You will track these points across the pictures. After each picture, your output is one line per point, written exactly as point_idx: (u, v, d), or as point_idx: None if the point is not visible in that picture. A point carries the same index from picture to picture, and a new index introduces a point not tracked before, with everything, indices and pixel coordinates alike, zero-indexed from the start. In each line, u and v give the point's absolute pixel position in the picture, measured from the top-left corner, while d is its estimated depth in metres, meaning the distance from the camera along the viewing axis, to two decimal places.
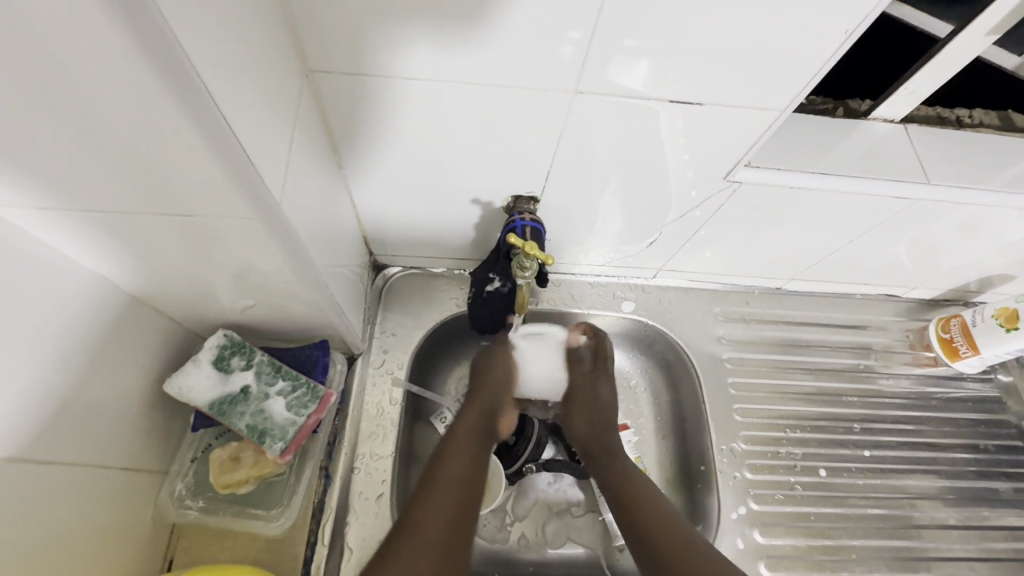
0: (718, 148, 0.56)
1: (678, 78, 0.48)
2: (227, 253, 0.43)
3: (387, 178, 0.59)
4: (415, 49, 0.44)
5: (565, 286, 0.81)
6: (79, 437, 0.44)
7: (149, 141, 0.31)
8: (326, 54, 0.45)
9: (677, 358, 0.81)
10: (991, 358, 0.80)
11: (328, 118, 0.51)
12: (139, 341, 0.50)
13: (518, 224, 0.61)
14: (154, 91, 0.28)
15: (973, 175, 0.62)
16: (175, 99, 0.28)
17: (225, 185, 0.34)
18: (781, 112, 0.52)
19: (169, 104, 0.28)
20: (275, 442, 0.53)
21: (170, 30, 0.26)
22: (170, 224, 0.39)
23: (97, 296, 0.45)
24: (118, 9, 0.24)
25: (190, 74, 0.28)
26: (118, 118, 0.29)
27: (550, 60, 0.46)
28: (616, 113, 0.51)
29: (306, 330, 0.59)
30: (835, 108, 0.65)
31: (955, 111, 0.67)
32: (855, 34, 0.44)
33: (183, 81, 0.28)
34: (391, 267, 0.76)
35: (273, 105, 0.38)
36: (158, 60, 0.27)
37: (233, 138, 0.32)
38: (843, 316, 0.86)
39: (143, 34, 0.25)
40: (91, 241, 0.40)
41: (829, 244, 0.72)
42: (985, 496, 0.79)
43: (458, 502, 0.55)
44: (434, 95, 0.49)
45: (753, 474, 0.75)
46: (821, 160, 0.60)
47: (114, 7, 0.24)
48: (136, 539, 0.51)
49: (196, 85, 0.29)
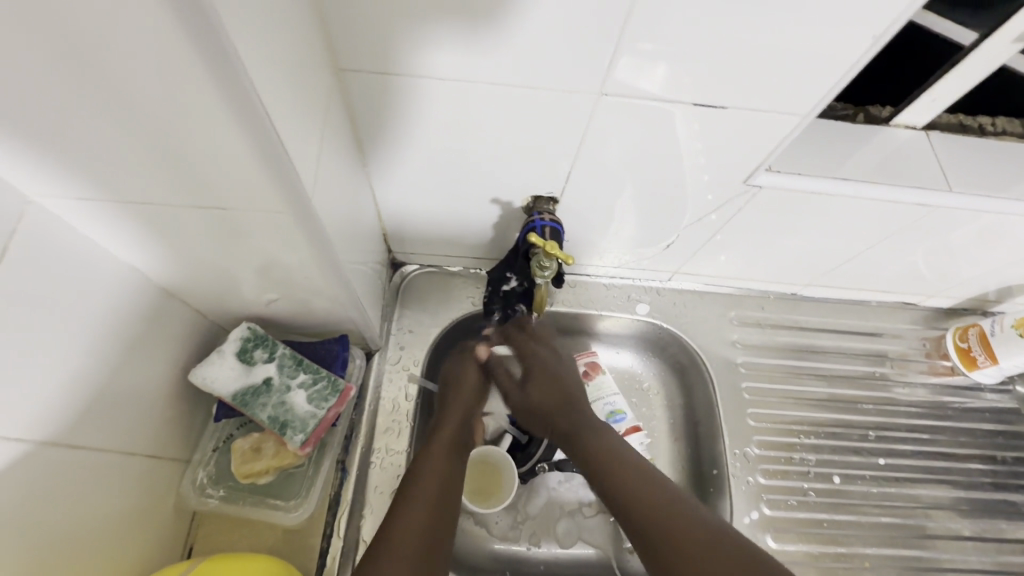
0: (738, 152, 0.56)
1: (699, 82, 0.48)
2: (256, 246, 0.44)
3: (408, 176, 0.60)
4: (440, 49, 0.45)
5: (580, 287, 0.81)
6: (110, 423, 0.46)
7: (193, 135, 0.32)
8: (354, 53, 0.46)
9: (690, 361, 0.81)
10: (1009, 368, 0.79)
11: (354, 116, 0.52)
12: (166, 331, 0.51)
13: (537, 224, 0.61)
14: (202, 89, 0.29)
15: (997, 184, 0.61)
16: (222, 96, 0.29)
17: (262, 180, 0.35)
18: (803, 117, 0.52)
19: (217, 102, 0.29)
20: (296, 434, 0.54)
21: (228, 35, 0.27)
22: (204, 217, 0.40)
23: (130, 287, 0.46)
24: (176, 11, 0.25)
25: (242, 75, 0.29)
26: (166, 113, 0.30)
27: (572, 63, 0.46)
28: (636, 116, 0.52)
29: (327, 324, 0.60)
30: (855, 114, 0.65)
31: (977, 119, 0.67)
32: (882, 40, 0.44)
33: (232, 80, 0.29)
34: (408, 265, 0.77)
35: (306, 102, 0.39)
36: (210, 60, 0.27)
37: (276, 137, 0.33)
38: (860, 323, 0.85)
39: (199, 34, 0.26)
40: (128, 232, 0.42)
41: (847, 250, 0.72)
42: (1002, 508, 0.78)
43: (435, 508, 0.54)
44: (459, 95, 0.50)
45: (766, 480, 0.75)
46: (842, 165, 0.60)
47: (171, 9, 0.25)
48: (159, 525, 0.53)
49: (246, 85, 0.29)
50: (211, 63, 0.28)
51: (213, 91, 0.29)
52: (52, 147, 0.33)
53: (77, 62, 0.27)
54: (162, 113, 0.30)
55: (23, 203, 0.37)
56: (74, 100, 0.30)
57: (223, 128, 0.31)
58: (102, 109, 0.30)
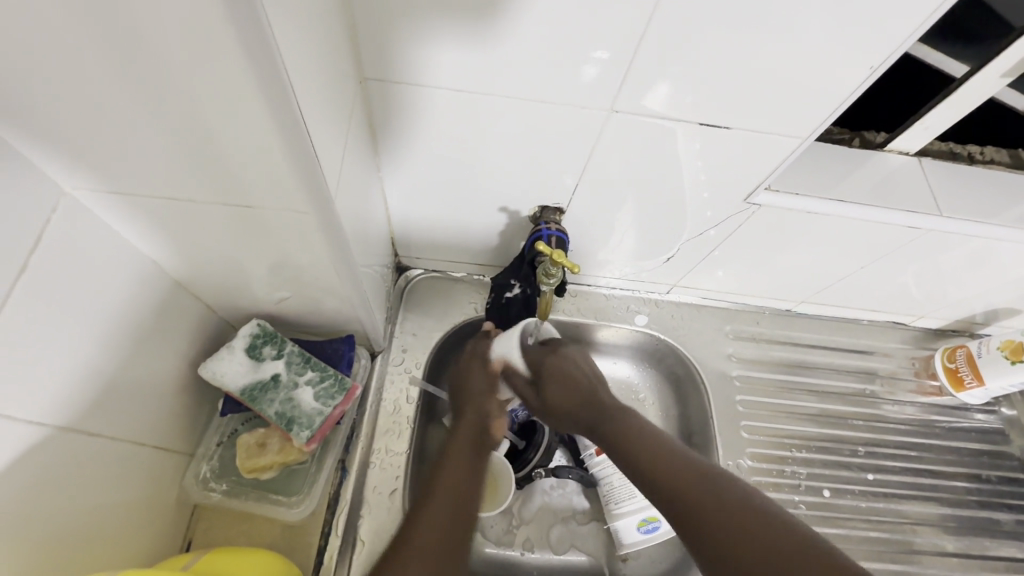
0: (739, 171, 0.58)
1: (703, 102, 0.50)
2: (276, 245, 0.45)
3: (420, 182, 0.62)
4: (458, 62, 0.47)
5: (580, 297, 0.83)
6: (122, 412, 0.47)
7: (230, 136, 0.33)
8: (378, 62, 0.47)
9: (686, 372, 0.83)
10: (995, 389, 0.81)
11: (373, 123, 0.54)
12: (179, 324, 0.52)
13: (543, 233, 0.63)
14: (249, 93, 0.30)
15: (985, 210, 0.64)
16: (265, 101, 0.31)
17: (292, 181, 0.37)
18: (803, 139, 0.54)
19: (258, 105, 0.31)
20: (302, 430, 0.55)
21: (275, 44, 0.29)
22: (230, 214, 0.41)
23: (150, 280, 0.47)
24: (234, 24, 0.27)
25: (283, 82, 0.31)
26: (207, 112, 0.32)
27: (582, 80, 0.48)
28: (641, 133, 0.54)
29: (334, 324, 0.61)
30: (851, 139, 0.67)
31: (967, 148, 0.69)
32: (879, 70, 0.47)
33: (276, 87, 0.30)
34: (413, 269, 0.78)
35: (335, 107, 0.40)
36: (258, 68, 0.29)
37: (309, 142, 0.35)
38: (851, 341, 0.87)
39: (252, 45, 0.28)
40: (153, 225, 0.43)
41: (841, 269, 0.74)
42: (986, 526, 0.80)
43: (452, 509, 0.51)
44: (477, 105, 0.51)
45: (758, 491, 0.76)
46: (838, 187, 0.63)
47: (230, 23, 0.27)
48: (161, 517, 0.53)
49: (287, 92, 0.31)
50: (258, 67, 0.29)
51: (256, 93, 0.30)
52: (95, 141, 0.34)
53: (132, 61, 0.29)
54: (203, 112, 0.32)
55: (58, 194, 0.38)
56: (122, 96, 0.31)
57: (261, 129, 0.33)
58: (147, 106, 0.32)
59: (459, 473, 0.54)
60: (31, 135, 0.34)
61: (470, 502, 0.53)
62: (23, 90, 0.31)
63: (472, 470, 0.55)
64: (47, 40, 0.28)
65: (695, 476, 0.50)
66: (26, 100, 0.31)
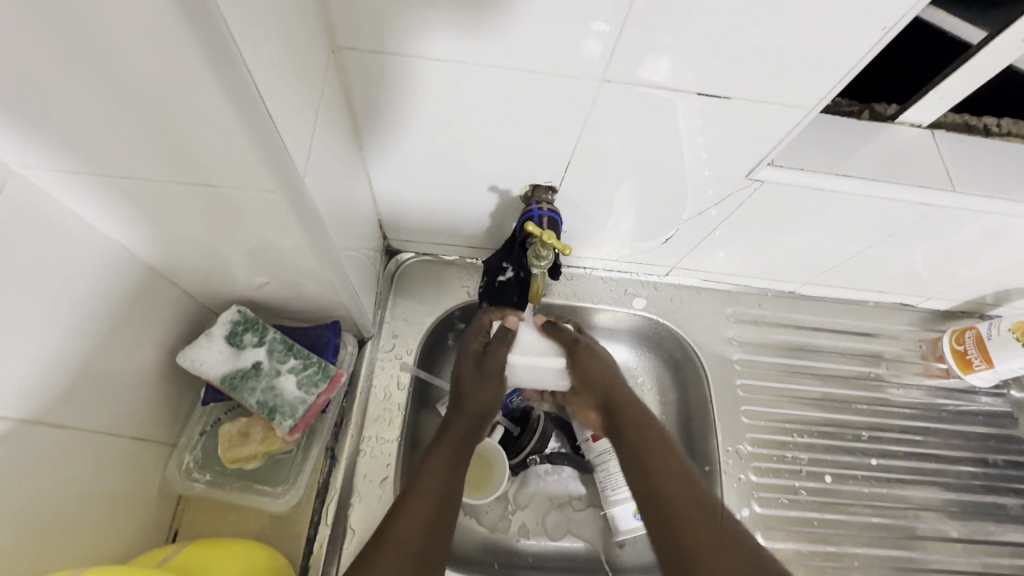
0: (740, 147, 0.55)
1: (701, 73, 0.47)
2: (247, 227, 0.43)
3: (406, 161, 0.59)
4: (441, 31, 0.44)
5: (576, 281, 0.80)
6: (94, 404, 0.45)
7: (181, 112, 0.31)
8: (353, 31, 0.44)
9: (685, 356, 0.81)
10: (1004, 372, 0.79)
11: (352, 98, 0.51)
12: (154, 312, 0.50)
13: (535, 214, 0.61)
14: (193, 65, 0.28)
15: (1000, 186, 0.61)
16: (213, 75, 0.28)
17: (253, 161, 0.34)
18: (809, 110, 0.51)
19: (206, 78, 0.28)
20: (285, 420, 0.53)
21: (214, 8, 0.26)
22: (194, 196, 0.39)
23: (117, 266, 0.45)
24: None
25: (229, 51, 0.28)
26: (153, 86, 0.29)
27: (569, 51, 0.45)
28: (636, 107, 0.51)
29: (318, 310, 0.59)
30: (860, 111, 0.64)
31: (982, 120, 0.66)
32: (893, 31, 0.43)
33: (221, 56, 0.28)
34: (403, 253, 0.76)
35: (302, 79, 0.38)
36: (201, 35, 0.26)
37: (266, 117, 0.32)
38: (856, 323, 0.85)
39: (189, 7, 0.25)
40: (115, 209, 0.41)
41: (847, 249, 0.71)
42: (991, 511, 0.78)
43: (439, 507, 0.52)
44: (461, 77, 0.49)
45: (758, 477, 0.75)
46: (845, 162, 0.60)
47: None
48: (143, 508, 0.52)
49: (234, 62, 0.29)
50: (199, 33, 0.26)
51: (200, 63, 0.28)
52: (34, 115, 0.32)
53: (60, 24, 0.26)
54: (148, 82, 0.29)
55: (5, 174, 0.36)
56: (57, 66, 0.28)
57: (211, 102, 0.30)
58: (84, 75, 0.29)
59: (437, 476, 0.54)
60: None
61: (447, 507, 0.53)
62: None
63: (452, 473, 0.56)
64: None
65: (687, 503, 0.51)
66: None
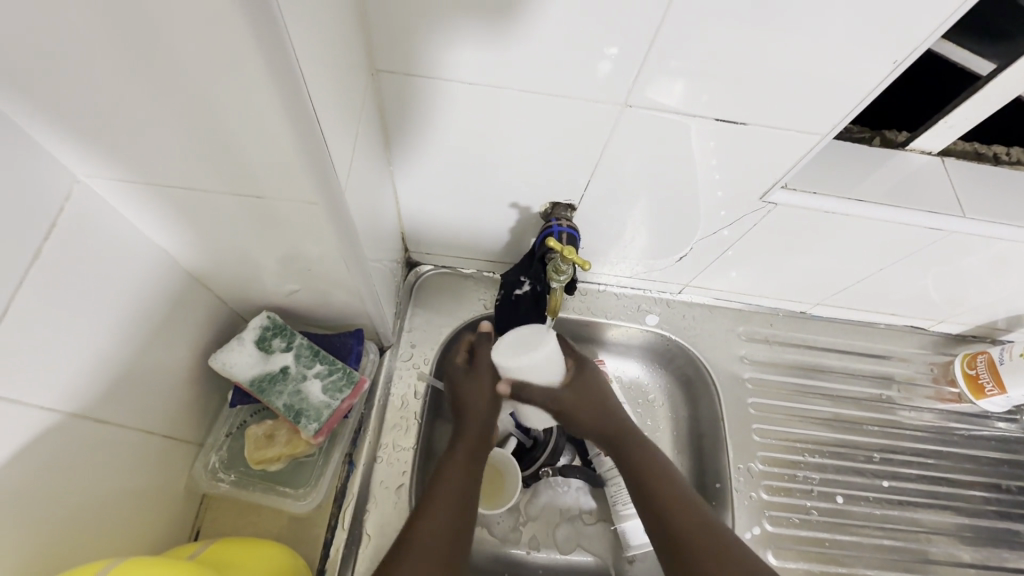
0: (755, 169, 0.57)
1: (718, 98, 0.49)
2: (286, 237, 0.45)
3: (431, 177, 0.62)
4: (473, 55, 0.47)
5: (590, 296, 0.82)
6: (135, 402, 0.47)
7: (243, 131, 0.34)
8: (390, 55, 0.47)
9: (697, 373, 0.82)
10: (1016, 398, 0.79)
11: (385, 117, 0.54)
12: (191, 316, 0.53)
13: (554, 230, 0.63)
14: (264, 92, 0.31)
15: (1010, 213, 0.62)
16: (282, 101, 0.31)
17: (304, 177, 0.37)
18: (822, 137, 0.53)
19: (274, 105, 0.31)
20: (310, 423, 0.55)
21: (288, 45, 0.29)
22: (242, 208, 0.42)
23: (162, 270, 0.47)
24: (252, 29, 0.27)
25: (297, 81, 0.31)
26: (220, 108, 0.32)
27: (592, 77, 0.48)
28: (655, 130, 0.53)
29: (343, 318, 0.61)
30: (872, 138, 0.66)
31: (992, 148, 0.67)
32: (903, 65, 0.45)
33: (291, 85, 0.31)
34: (423, 265, 0.78)
35: (346, 99, 0.40)
36: (276, 66, 0.29)
37: (321, 138, 0.35)
38: (868, 345, 0.86)
39: (268, 44, 0.28)
40: (166, 218, 0.43)
41: (859, 271, 0.72)
42: (1005, 537, 0.78)
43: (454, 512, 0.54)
44: (489, 99, 0.51)
45: (769, 496, 0.75)
46: (856, 186, 0.61)
47: (249, 27, 0.27)
48: (170, 506, 0.54)
49: (300, 91, 0.32)
50: (272, 64, 0.29)
51: (272, 91, 0.31)
52: (107, 131, 0.35)
53: (147, 53, 0.29)
54: (217, 105, 0.32)
55: (70, 182, 0.39)
56: (138, 88, 0.31)
57: (275, 123, 0.33)
58: (160, 96, 0.32)
59: (454, 495, 0.55)
60: (44, 122, 0.34)
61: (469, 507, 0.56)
62: (37, 77, 0.31)
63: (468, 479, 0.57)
64: (60, 30, 0.28)
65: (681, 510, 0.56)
66: (41, 88, 0.32)
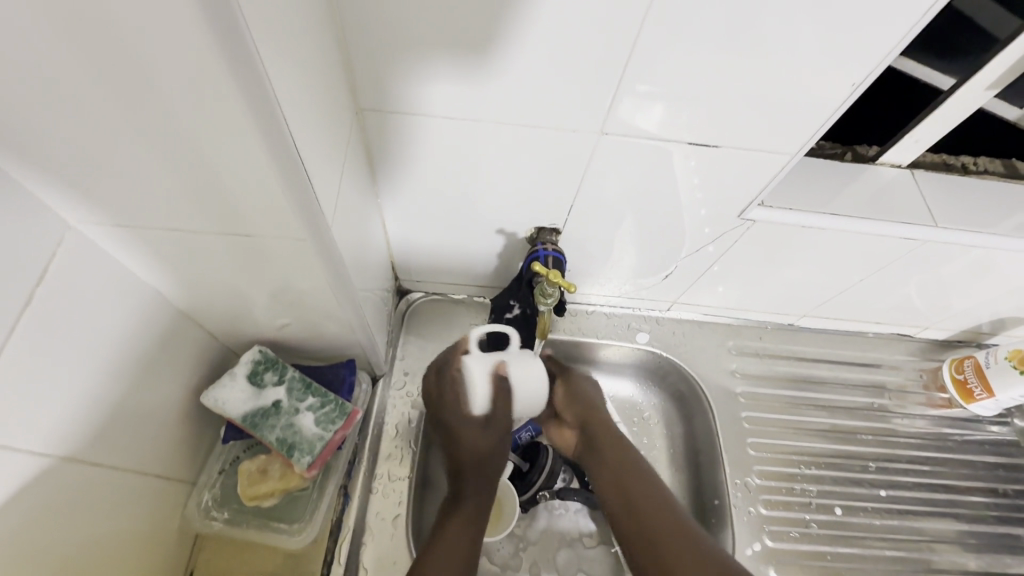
0: (733, 187, 0.59)
1: (694, 122, 0.51)
2: (276, 273, 0.46)
3: (418, 208, 0.63)
4: (454, 90, 0.49)
5: (580, 317, 0.83)
6: (128, 443, 0.47)
7: (233, 178, 0.35)
8: (373, 94, 0.49)
9: (690, 390, 0.82)
10: (1005, 401, 0.80)
11: (371, 151, 0.55)
12: (182, 354, 0.53)
13: (540, 254, 0.64)
14: (254, 144, 0.33)
15: (982, 222, 0.64)
16: (271, 151, 0.33)
17: (292, 216, 0.38)
18: (792, 155, 0.55)
19: (264, 153, 0.33)
20: (304, 456, 0.55)
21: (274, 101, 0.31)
22: (232, 247, 0.43)
23: (154, 310, 0.48)
24: (243, 88, 0.29)
25: (284, 133, 0.33)
26: (210, 156, 0.34)
27: (567, 103, 0.50)
28: (634, 153, 0.55)
29: (335, 349, 0.62)
30: (843, 153, 0.68)
31: (960, 159, 0.70)
32: (862, 87, 0.48)
33: (277, 136, 0.33)
34: (414, 292, 0.79)
35: (331, 138, 0.42)
36: (264, 119, 0.31)
37: (306, 181, 0.37)
38: (857, 355, 0.87)
39: (256, 99, 0.30)
40: (158, 259, 0.44)
41: (841, 282, 0.74)
42: (1006, 542, 0.78)
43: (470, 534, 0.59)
44: (472, 131, 0.53)
45: (768, 510, 0.75)
46: (831, 202, 0.63)
47: (240, 87, 0.29)
48: (164, 548, 0.53)
49: (286, 140, 0.33)
50: (260, 115, 0.31)
51: (261, 142, 0.32)
52: (99, 179, 0.36)
53: (139, 106, 0.31)
54: (207, 154, 0.34)
55: (63, 228, 0.39)
56: (130, 139, 0.33)
57: (264, 170, 0.34)
58: (151, 146, 0.33)
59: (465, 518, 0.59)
60: (40, 172, 0.35)
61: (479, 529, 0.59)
62: (31, 132, 0.32)
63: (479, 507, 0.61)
64: (57, 85, 0.29)
65: (676, 529, 0.61)
66: (35, 142, 0.33)
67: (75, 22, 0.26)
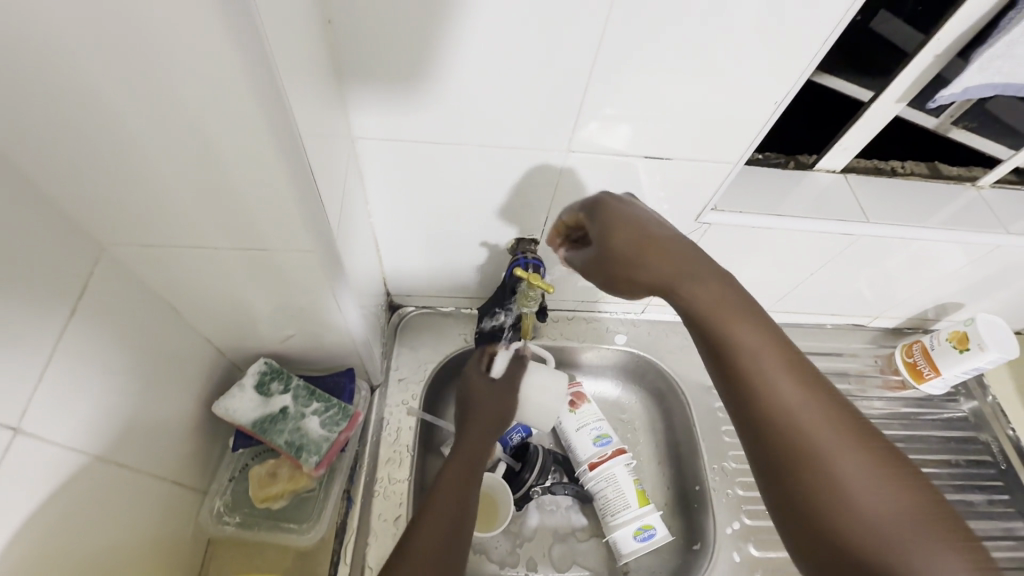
0: (690, 193, 0.66)
1: (652, 138, 0.59)
2: (283, 285, 0.51)
3: (409, 226, 0.69)
4: (438, 118, 0.55)
5: (562, 323, 0.89)
6: (146, 449, 0.51)
7: (252, 199, 0.41)
8: (367, 124, 0.55)
9: (667, 386, 0.88)
10: (952, 379, 0.87)
11: (365, 175, 0.61)
12: (193, 367, 0.57)
13: (522, 261, 0.70)
14: (272, 168, 0.38)
15: (908, 216, 0.73)
16: (287, 173, 0.39)
17: (300, 229, 0.44)
18: (733, 164, 0.62)
19: (280, 176, 0.39)
20: (311, 456, 0.60)
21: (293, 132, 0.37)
22: (246, 263, 0.48)
23: (169, 325, 0.53)
24: (265, 123, 0.35)
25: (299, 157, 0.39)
26: (233, 182, 0.39)
27: (537, 126, 0.57)
28: (601, 166, 0.62)
29: (333, 359, 0.66)
30: (787, 162, 0.76)
31: (889, 163, 0.79)
32: (783, 104, 0.56)
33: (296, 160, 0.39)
34: (406, 306, 0.84)
35: (334, 163, 0.48)
36: (283, 147, 0.37)
37: (315, 198, 0.43)
38: (818, 345, 0.94)
39: (277, 131, 0.36)
40: (177, 278, 0.49)
41: (795, 277, 0.82)
42: (963, 508, 0.84)
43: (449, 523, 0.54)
44: (456, 154, 0.59)
45: (744, 490, 0.80)
46: (776, 204, 0.71)
47: (263, 123, 0.35)
48: (180, 552, 0.57)
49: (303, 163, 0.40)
50: (279, 145, 0.37)
51: (279, 166, 0.38)
52: (134, 208, 0.41)
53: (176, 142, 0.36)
54: (231, 180, 0.39)
55: (97, 252, 0.44)
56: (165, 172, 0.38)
57: (279, 190, 0.40)
58: (182, 176, 0.39)
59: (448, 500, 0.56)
60: (81, 204, 0.40)
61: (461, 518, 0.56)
62: (80, 170, 0.38)
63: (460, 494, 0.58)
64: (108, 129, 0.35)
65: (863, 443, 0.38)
66: (82, 179, 0.38)
67: (126, 74, 0.31)
